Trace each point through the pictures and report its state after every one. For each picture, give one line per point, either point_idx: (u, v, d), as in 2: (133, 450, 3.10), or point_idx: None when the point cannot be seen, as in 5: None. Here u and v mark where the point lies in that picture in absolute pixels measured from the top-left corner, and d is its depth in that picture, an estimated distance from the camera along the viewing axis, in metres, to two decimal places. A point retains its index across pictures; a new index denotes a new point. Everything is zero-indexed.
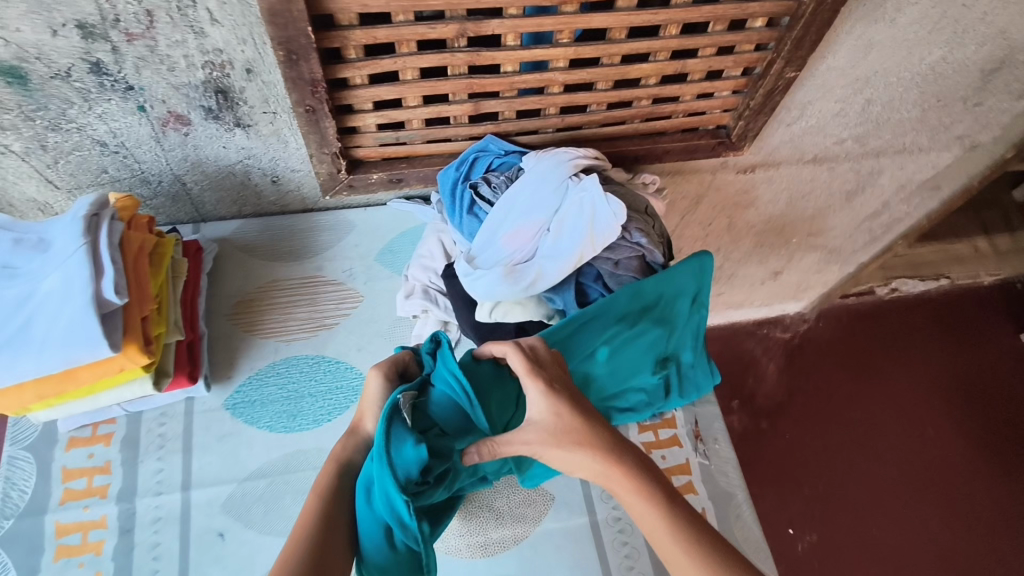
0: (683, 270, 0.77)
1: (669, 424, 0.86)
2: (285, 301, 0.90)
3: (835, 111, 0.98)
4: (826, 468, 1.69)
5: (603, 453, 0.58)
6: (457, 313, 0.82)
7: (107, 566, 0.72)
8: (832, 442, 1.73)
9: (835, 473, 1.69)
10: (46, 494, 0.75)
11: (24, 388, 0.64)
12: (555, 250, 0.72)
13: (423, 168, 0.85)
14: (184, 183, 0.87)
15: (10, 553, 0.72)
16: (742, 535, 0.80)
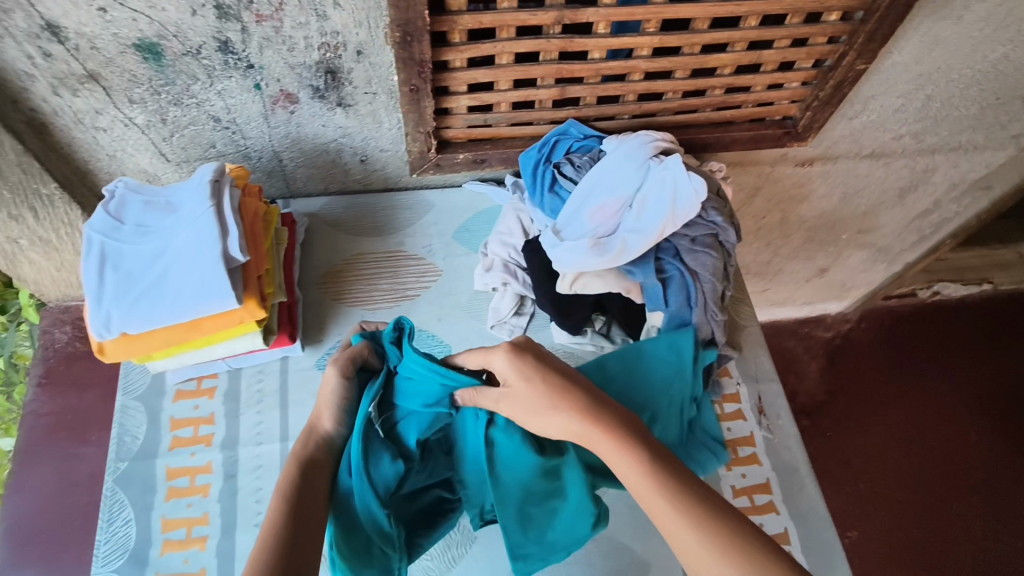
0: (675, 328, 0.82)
1: (734, 399, 0.90)
2: (369, 273, 0.95)
3: (896, 107, 1.01)
4: (868, 468, 1.69)
5: (579, 411, 0.64)
6: (537, 287, 0.86)
7: (214, 507, 0.79)
8: (874, 441, 1.72)
9: (877, 472, 1.68)
10: (157, 440, 0.82)
11: (155, 333, 0.70)
12: (638, 224, 0.77)
13: (506, 149, 0.91)
14: (281, 159, 0.93)
15: (127, 491, 0.79)
16: (805, 505, 0.84)
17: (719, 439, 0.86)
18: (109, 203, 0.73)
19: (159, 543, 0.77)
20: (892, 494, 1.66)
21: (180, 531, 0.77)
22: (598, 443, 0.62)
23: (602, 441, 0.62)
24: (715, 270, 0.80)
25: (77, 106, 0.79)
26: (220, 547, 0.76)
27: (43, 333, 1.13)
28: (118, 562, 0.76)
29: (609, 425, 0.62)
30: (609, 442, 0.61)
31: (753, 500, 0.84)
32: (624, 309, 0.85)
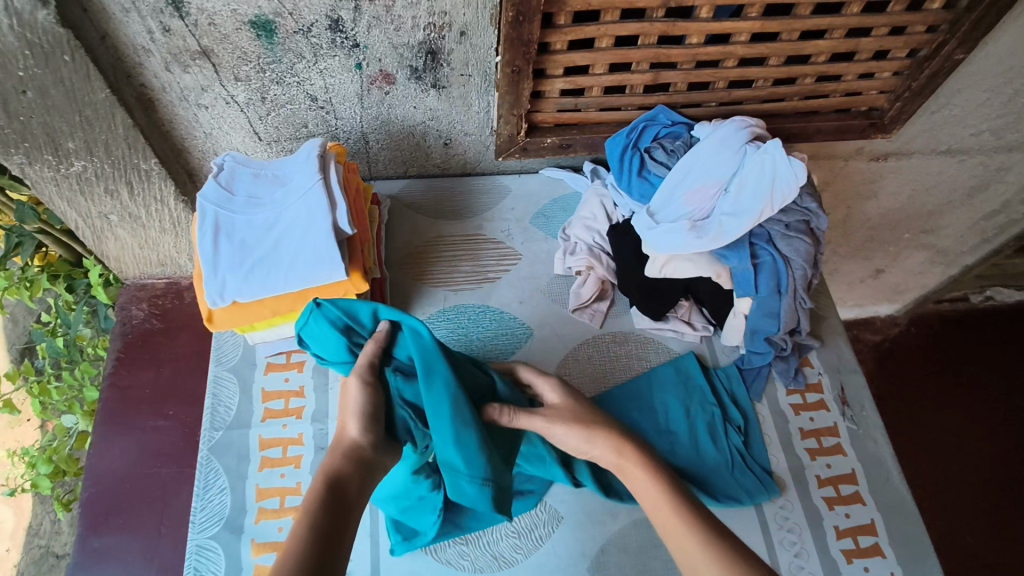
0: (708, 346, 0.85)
1: (816, 389, 0.90)
2: (450, 255, 0.96)
3: (981, 102, 1.00)
4: (921, 473, 1.65)
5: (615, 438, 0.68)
6: (624, 268, 0.89)
7: (306, 478, 0.80)
8: (927, 447, 1.69)
9: (930, 478, 1.65)
10: (249, 412, 0.84)
11: (264, 302, 0.72)
12: (735, 207, 0.77)
13: (592, 134, 0.93)
14: (368, 140, 0.95)
15: (221, 460, 0.81)
16: (892, 497, 0.83)
17: (769, 471, 0.83)
18: (220, 174, 0.74)
19: (253, 511, 0.78)
20: (946, 500, 1.62)
21: (273, 501, 0.78)
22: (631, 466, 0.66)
23: (636, 469, 0.65)
24: (808, 256, 0.80)
25: (185, 82, 0.81)
26: None
27: (121, 309, 1.16)
28: (213, 529, 0.76)
29: (641, 454, 0.66)
30: (641, 471, 0.65)
31: (838, 490, 0.83)
32: (710, 292, 0.88)
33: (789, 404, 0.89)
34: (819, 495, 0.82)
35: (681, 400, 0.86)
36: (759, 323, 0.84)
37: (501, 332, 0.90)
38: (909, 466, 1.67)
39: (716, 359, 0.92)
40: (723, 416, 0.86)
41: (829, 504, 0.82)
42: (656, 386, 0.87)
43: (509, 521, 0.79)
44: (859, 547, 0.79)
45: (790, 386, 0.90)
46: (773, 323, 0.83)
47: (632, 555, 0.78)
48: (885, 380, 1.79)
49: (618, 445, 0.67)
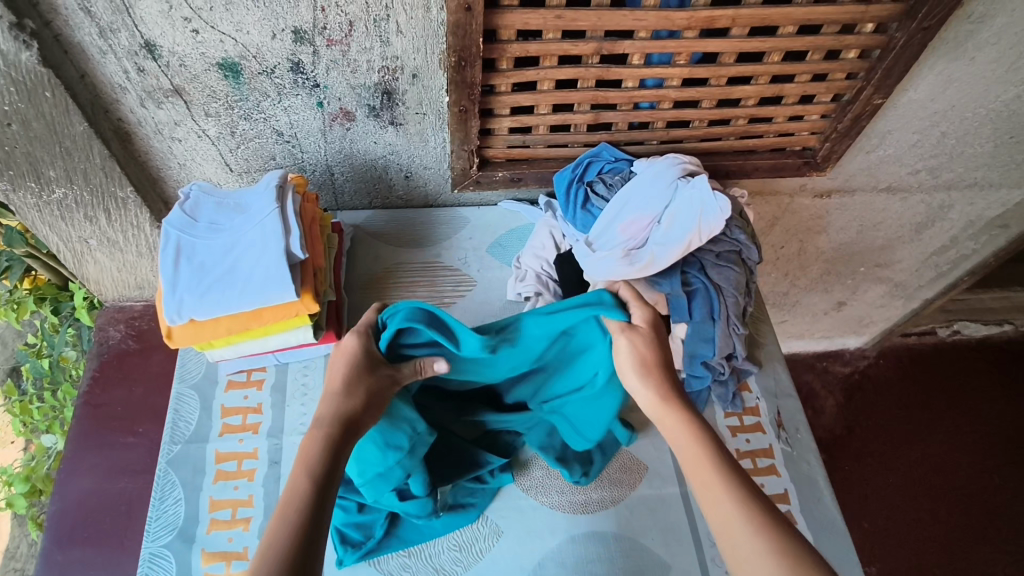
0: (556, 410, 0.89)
1: (753, 412, 0.95)
2: (409, 281, 1.02)
3: (912, 142, 1.06)
4: (892, 504, 1.64)
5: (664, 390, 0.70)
6: (569, 294, 0.94)
7: (258, 490, 0.83)
8: (898, 478, 1.68)
9: (902, 510, 1.63)
10: (208, 426, 0.88)
11: (220, 321, 0.78)
12: (666, 238, 0.84)
13: (541, 169, 0.99)
14: (333, 173, 1.01)
15: (178, 472, 0.85)
16: (823, 516, 0.87)
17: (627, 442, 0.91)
18: (184, 203, 0.81)
19: (206, 522, 0.81)
20: (918, 534, 1.60)
21: (225, 512, 0.82)
22: (671, 420, 0.67)
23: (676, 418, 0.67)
24: (738, 285, 0.86)
25: (160, 117, 0.87)
26: (263, 528, 0.81)
27: (98, 330, 1.20)
28: (166, 538, 0.80)
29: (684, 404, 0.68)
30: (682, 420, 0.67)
31: None
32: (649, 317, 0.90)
33: (727, 426, 0.93)
34: None
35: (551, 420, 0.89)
36: (695, 347, 0.87)
37: None
38: (881, 497, 1.65)
39: None
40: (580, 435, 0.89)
41: None
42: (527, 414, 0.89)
43: (450, 535, 0.83)
44: None
45: (728, 409, 0.94)
46: (709, 346, 0.87)
47: (569, 569, 0.81)
48: (857, 409, 1.79)
49: (663, 394, 0.69)
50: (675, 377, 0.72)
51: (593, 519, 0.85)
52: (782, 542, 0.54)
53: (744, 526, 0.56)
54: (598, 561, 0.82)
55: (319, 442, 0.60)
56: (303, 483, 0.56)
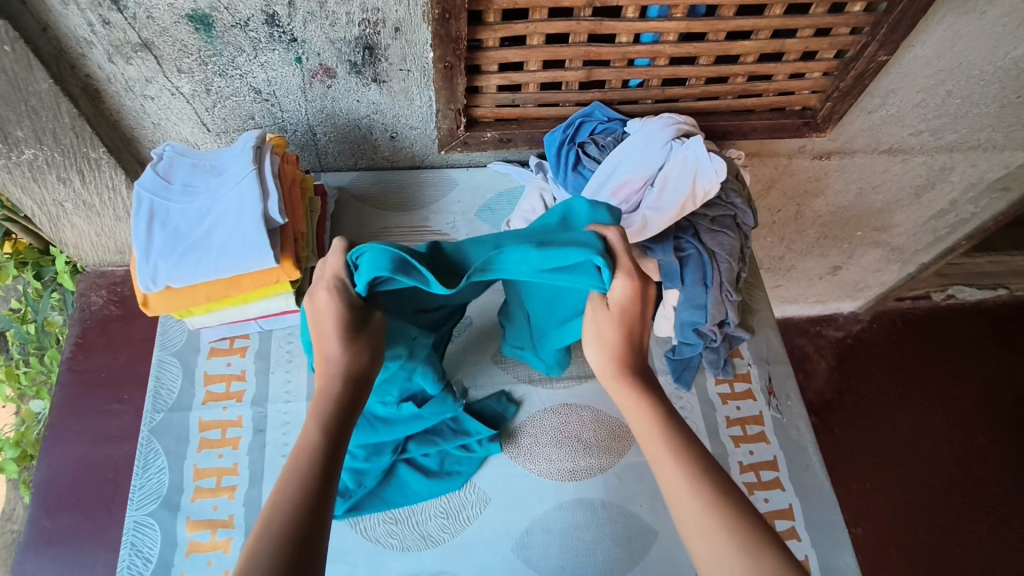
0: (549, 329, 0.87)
1: (745, 379, 0.93)
2: (395, 246, 0.99)
3: (916, 102, 1.03)
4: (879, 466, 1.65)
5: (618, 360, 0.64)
6: None
7: (243, 458, 0.83)
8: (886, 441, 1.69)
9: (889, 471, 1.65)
10: (191, 394, 0.87)
11: (197, 288, 0.76)
12: (658, 202, 0.81)
13: (530, 130, 0.96)
14: (315, 133, 0.97)
15: (161, 440, 0.84)
16: (811, 482, 0.87)
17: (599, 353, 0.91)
18: (158, 164, 0.78)
19: (190, 490, 0.81)
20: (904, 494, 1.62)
21: (210, 480, 0.81)
22: (628, 400, 0.62)
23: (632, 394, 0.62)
24: (732, 250, 0.84)
25: (130, 73, 0.83)
26: (248, 496, 0.80)
27: (80, 296, 1.18)
28: (150, 507, 0.80)
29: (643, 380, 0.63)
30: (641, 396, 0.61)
31: (759, 476, 0.87)
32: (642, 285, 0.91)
33: (718, 392, 0.92)
34: (741, 480, 0.87)
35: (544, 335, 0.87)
36: (686, 313, 0.85)
37: None
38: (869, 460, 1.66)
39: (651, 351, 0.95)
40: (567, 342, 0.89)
41: (749, 489, 0.86)
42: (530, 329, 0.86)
43: (438, 501, 0.82)
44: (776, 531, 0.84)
45: (718, 376, 0.93)
46: (700, 313, 0.85)
47: (557, 535, 0.81)
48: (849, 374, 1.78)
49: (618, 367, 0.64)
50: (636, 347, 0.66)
51: (581, 486, 0.84)
52: (743, 526, 0.50)
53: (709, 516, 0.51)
54: (586, 527, 0.82)
55: (327, 399, 0.58)
56: (315, 438, 0.54)
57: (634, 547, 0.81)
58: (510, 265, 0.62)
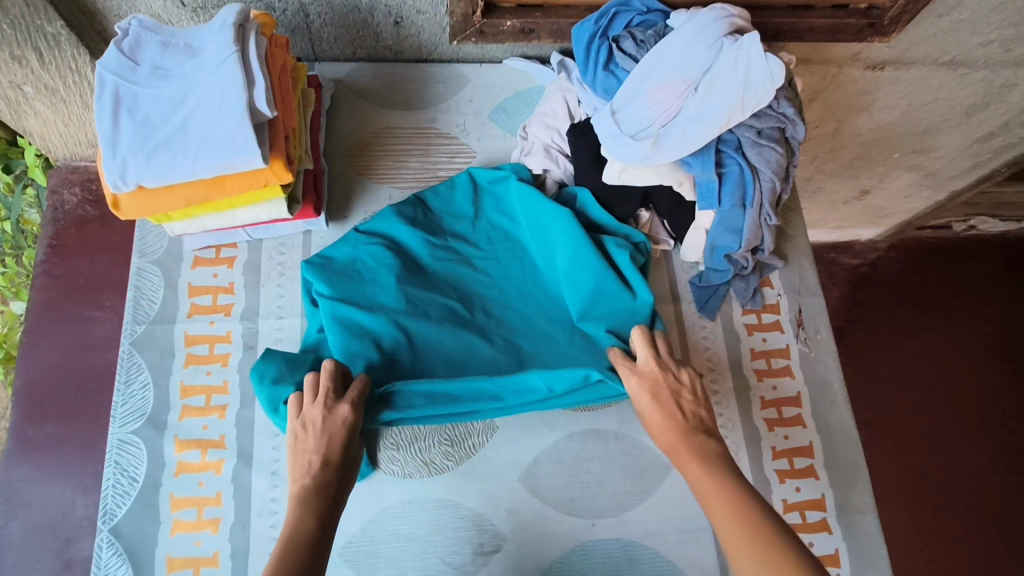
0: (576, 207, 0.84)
1: (772, 310, 0.87)
2: (398, 150, 0.89)
3: (995, 5, 0.90)
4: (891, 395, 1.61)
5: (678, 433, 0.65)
6: (582, 172, 0.83)
7: (233, 376, 0.77)
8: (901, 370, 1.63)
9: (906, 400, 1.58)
10: (175, 307, 0.80)
11: (174, 189, 0.66)
12: (701, 112, 0.69)
13: (557, 20, 0.84)
14: (307, 14, 0.84)
15: (144, 355, 0.78)
16: (835, 421, 0.83)
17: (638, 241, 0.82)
18: (122, 41, 0.66)
19: (177, 408, 0.75)
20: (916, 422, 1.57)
21: (198, 399, 0.76)
22: (685, 462, 0.62)
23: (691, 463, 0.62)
24: (778, 168, 0.73)
25: None
26: (240, 416, 0.75)
27: (52, 193, 1.08)
28: (135, 425, 0.75)
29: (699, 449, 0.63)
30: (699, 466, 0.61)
31: (780, 412, 0.83)
32: (672, 203, 0.82)
33: (744, 324, 0.86)
34: (761, 415, 0.82)
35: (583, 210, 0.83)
36: (719, 238, 0.80)
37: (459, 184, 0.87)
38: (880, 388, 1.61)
39: (674, 276, 0.88)
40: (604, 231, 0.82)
41: (769, 425, 0.82)
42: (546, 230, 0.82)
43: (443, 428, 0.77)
44: (793, 468, 0.81)
45: (746, 306, 0.86)
46: (735, 240, 0.79)
47: (566, 467, 0.77)
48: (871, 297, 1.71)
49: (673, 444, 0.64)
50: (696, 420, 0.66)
51: (594, 418, 0.80)
52: None
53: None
54: (597, 459, 0.78)
55: (316, 489, 0.58)
56: (311, 527, 0.55)
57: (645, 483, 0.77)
58: (530, 385, 0.72)
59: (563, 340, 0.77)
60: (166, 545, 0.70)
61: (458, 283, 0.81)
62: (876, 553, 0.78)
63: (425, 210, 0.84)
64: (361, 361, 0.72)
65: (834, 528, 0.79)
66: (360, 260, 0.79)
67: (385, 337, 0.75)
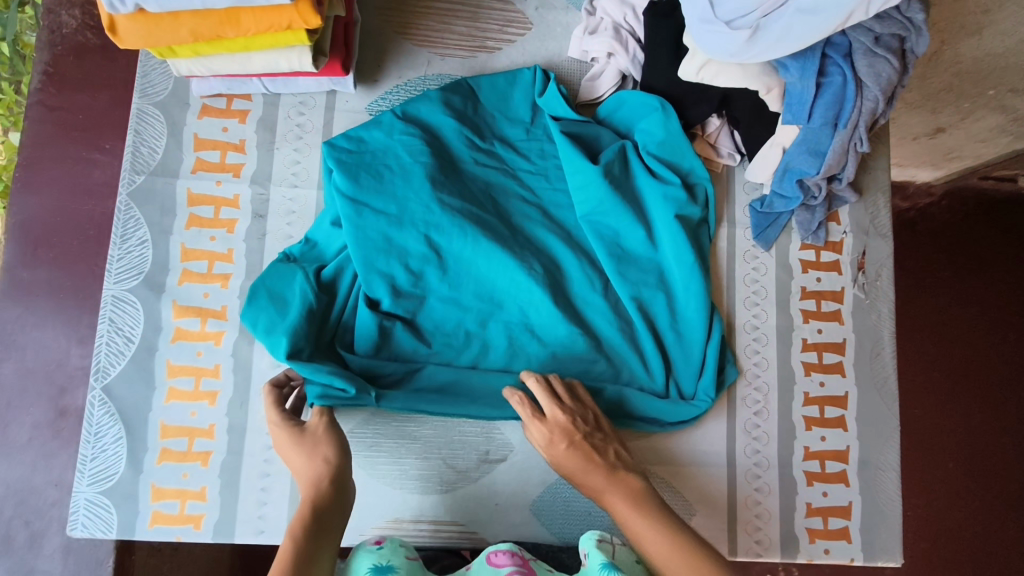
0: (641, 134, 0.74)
1: (833, 248, 0.79)
2: (443, 9, 0.78)
3: None
4: (975, 373, 1.22)
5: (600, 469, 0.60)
6: (653, 64, 0.71)
7: (239, 245, 0.70)
8: (1009, 340, 1.25)
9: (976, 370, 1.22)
10: (178, 160, 0.71)
11: (180, 18, 0.56)
12: (814, 2, 0.54)
13: None
14: None
15: (142, 209, 0.70)
16: (875, 373, 0.77)
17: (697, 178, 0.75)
18: None
19: (177, 271, 0.69)
20: (1006, 423, 1.21)
21: (200, 264, 0.70)
22: (615, 503, 0.58)
23: (619, 502, 0.57)
24: (888, 86, 0.63)
25: None
26: (244, 289, 0.69)
27: (47, 14, 0.96)
28: (131, 283, 0.69)
29: (630, 489, 0.58)
30: (623, 501, 0.57)
31: (821, 357, 0.77)
32: (750, 112, 0.71)
33: (799, 259, 0.78)
34: (799, 358, 0.76)
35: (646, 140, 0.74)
36: (795, 159, 0.70)
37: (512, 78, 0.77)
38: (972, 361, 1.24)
39: (733, 197, 0.79)
40: (659, 178, 0.74)
41: (807, 370, 0.76)
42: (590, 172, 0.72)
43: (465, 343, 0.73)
44: (823, 416, 0.76)
45: (806, 240, 0.78)
46: (813, 163, 0.69)
47: None
48: (999, 246, 1.27)
49: (602, 486, 0.59)
50: (607, 454, 0.62)
51: None
52: None
53: None
54: None
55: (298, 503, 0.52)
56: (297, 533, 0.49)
57: (663, 417, 0.71)
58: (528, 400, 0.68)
59: (594, 297, 0.73)
60: (160, 412, 0.67)
61: (496, 194, 0.74)
62: (890, 510, 0.75)
63: (474, 105, 0.76)
64: (385, 279, 0.68)
65: (852, 481, 0.75)
66: (393, 152, 0.71)
67: (413, 256, 0.69)
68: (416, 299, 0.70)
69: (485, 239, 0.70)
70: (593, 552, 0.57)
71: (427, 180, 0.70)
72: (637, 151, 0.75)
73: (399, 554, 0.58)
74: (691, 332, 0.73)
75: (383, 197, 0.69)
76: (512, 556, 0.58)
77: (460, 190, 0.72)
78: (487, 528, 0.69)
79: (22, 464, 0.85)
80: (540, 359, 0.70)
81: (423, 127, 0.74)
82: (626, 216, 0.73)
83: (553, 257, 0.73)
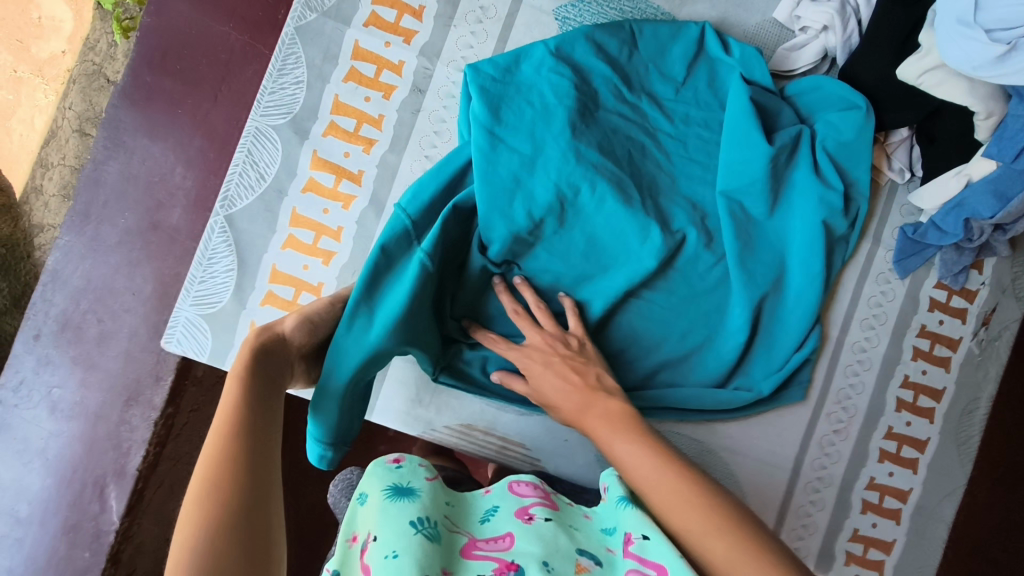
0: (830, 117, 0.71)
1: (966, 296, 0.76)
2: None
3: None
4: None
5: (581, 397, 0.58)
6: (868, 52, 0.69)
7: (391, 115, 0.69)
8: None
9: None
10: (354, 8, 0.70)
11: None
12: None
13: None
14: None
15: (306, 48, 0.69)
16: (961, 428, 0.76)
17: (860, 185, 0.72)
18: None
19: (325, 122, 0.69)
20: None
21: (348, 121, 0.69)
22: (594, 427, 0.56)
23: (598, 425, 0.55)
24: None
25: None
26: (385, 160, 0.69)
27: None
28: (277, 120, 0.68)
29: (610, 411, 0.56)
30: (602, 426, 0.55)
31: (916, 398, 0.76)
32: (955, 129, 0.68)
33: (930, 296, 0.76)
34: (895, 393, 0.75)
35: (827, 131, 0.71)
36: (974, 197, 0.66)
37: (704, 25, 0.74)
38: None
39: (887, 213, 0.75)
40: (820, 181, 0.70)
41: (898, 406, 0.75)
42: (749, 146, 0.69)
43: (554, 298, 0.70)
44: (898, 453, 0.75)
45: (943, 279, 0.75)
46: (992, 206, 0.66)
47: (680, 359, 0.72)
48: None
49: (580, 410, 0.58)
50: (588, 382, 0.59)
51: None
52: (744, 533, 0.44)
53: (700, 521, 0.45)
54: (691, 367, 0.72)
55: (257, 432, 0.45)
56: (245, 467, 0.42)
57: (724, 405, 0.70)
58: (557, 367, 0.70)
59: (701, 278, 0.70)
60: (275, 256, 0.68)
61: (635, 150, 0.69)
62: (930, 563, 0.74)
63: (630, 52, 0.71)
64: (507, 221, 0.65)
65: (903, 520, 0.75)
66: (538, 89, 0.67)
67: (537, 205, 0.65)
68: (530, 245, 0.66)
69: (612, 198, 0.66)
70: (614, 485, 0.51)
71: (568, 126, 0.66)
72: (812, 141, 0.71)
73: (420, 475, 0.51)
74: (786, 332, 0.72)
75: (517, 130, 0.65)
76: (537, 488, 0.52)
77: (599, 138, 0.67)
78: (550, 459, 0.71)
79: (108, 264, 0.85)
80: (637, 327, 0.70)
81: (575, 68, 0.69)
82: (761, 199, 0.69)
83: (674, 228, 0.68)
